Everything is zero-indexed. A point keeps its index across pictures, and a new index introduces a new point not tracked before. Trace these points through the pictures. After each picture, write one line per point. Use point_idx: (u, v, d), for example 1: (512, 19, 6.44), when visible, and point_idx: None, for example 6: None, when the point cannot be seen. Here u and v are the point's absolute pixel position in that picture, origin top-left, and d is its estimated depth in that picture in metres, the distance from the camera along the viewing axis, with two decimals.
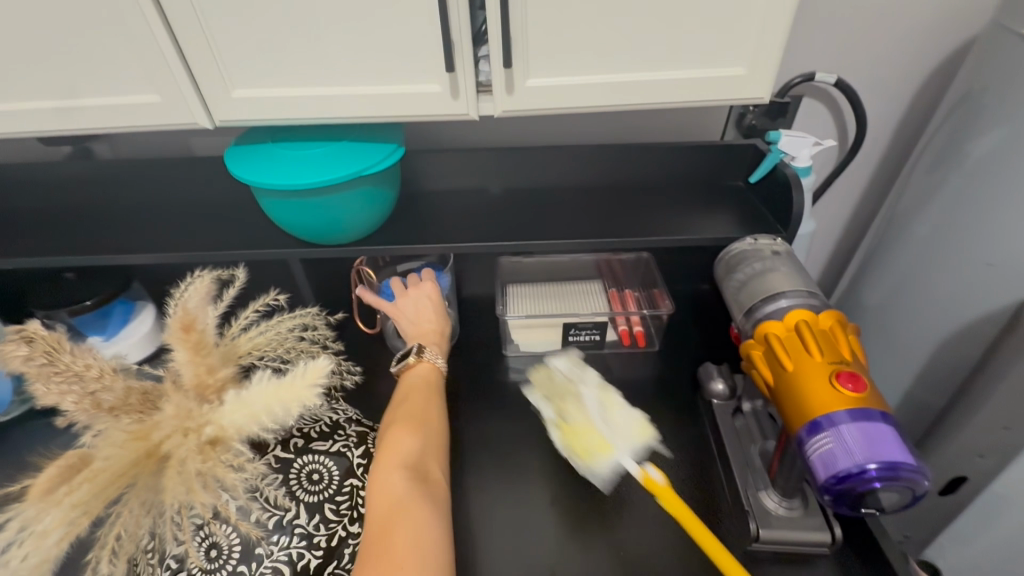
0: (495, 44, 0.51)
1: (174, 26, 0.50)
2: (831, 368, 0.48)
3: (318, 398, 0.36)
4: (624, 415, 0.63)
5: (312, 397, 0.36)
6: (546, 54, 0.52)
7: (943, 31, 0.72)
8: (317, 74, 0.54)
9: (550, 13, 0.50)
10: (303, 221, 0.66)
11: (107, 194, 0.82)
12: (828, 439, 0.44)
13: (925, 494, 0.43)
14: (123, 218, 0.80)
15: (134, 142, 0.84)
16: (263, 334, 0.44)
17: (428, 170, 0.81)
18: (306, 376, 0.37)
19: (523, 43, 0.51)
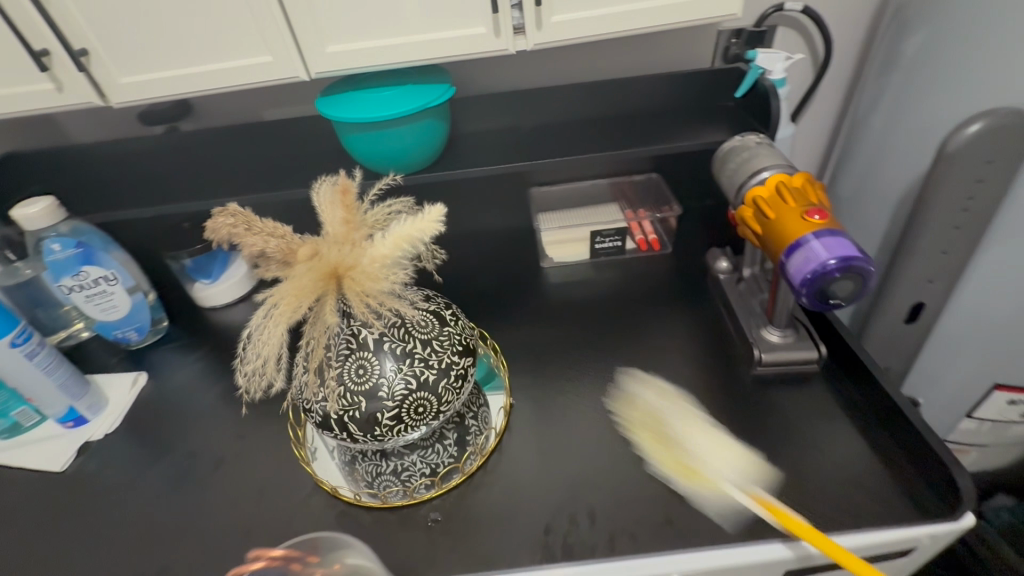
0: None
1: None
2: (802, 209, 0.64)
3: (440, 230, 0.52)
4: (719, 453, 0.65)
5: (438, 227, 0.52)
6: None
7: None
8: (391, 28, 0.70)
9: None
10: (376, 150, 0.83)
11: (202, 161, 0.99)
12: (805, 252, 0.60)
13: (872, 279, 0.59)
14: (221, 177, 0.97)
15: (218, 116, 1.00)
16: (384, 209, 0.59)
17: (467, 114, 0.97)
18: (431, 216, 0.52)
19: None
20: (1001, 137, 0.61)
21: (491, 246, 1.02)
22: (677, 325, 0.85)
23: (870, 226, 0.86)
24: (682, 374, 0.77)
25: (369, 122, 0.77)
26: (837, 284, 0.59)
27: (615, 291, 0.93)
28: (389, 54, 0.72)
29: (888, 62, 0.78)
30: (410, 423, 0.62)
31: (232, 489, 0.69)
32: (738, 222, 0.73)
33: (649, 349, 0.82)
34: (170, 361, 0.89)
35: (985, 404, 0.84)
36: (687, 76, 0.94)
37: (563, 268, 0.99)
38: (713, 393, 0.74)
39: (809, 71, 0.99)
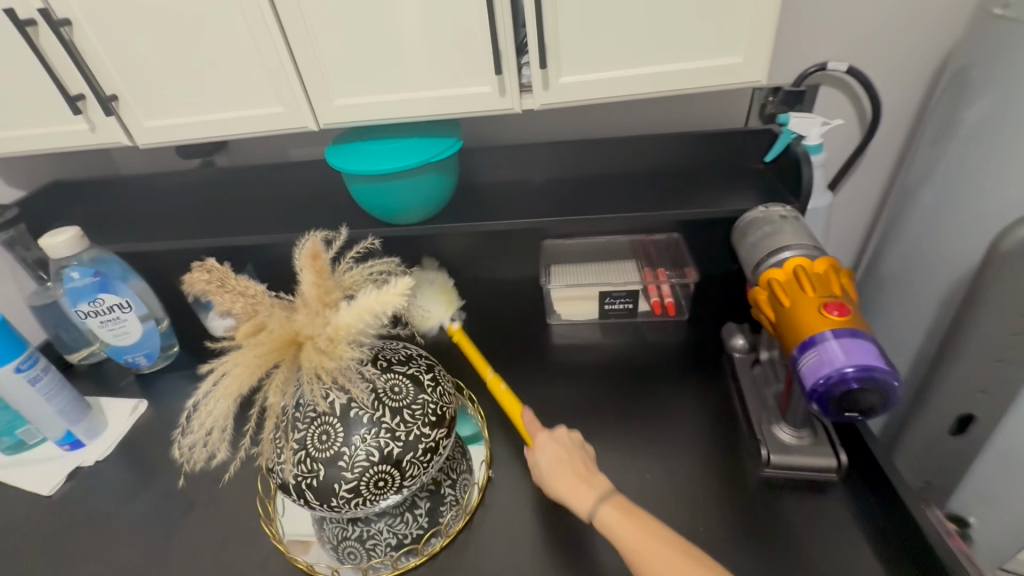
0: (533, 51, 0.65)
1: (296, 55, 0.68)
2: (821, 301, 0.57)
3: (406, 303, 0.50)
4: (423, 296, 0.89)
5: (403, 301, 0.49)
6: (573, 57, 0.65)
7: (947, 17, 0.78)
8: (397, 85, 0.70)
9: (577, 24, 0.63)
10: (382, 199, 0.82)
11: (229, 195, 1.02)
12: (817, 352, 0.53)
13: (897, 392, 0.51)
14: (241, 213, 1.00)
15: (248, 153, 1.04)
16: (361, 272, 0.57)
17: (483, 163, 0.95)
18: (398, 288, 0.49)
19: (556, 48, 0.64)
20: None
21: (498, 297, 0.99)
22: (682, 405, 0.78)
23: (915, 314, 0.76)
24: (681, 465, 0.70)
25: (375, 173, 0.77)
26: (853, 394, 0.51)
27: (622, 359, 0.87)
28: (394, 108, 0.71)
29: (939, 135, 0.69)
30: (371, 496, 0.58)
31: (196, 537, 0.68)
32: (753, 304, 0.66)
33: (648, 429, 0.75)
34: (171, 390, 0.91)
35: None
36: (715, 136, 0.89)
37: (571, 327, 0.94)
38: (714, 493, 0.66)
39: (855, 134, 0.90)
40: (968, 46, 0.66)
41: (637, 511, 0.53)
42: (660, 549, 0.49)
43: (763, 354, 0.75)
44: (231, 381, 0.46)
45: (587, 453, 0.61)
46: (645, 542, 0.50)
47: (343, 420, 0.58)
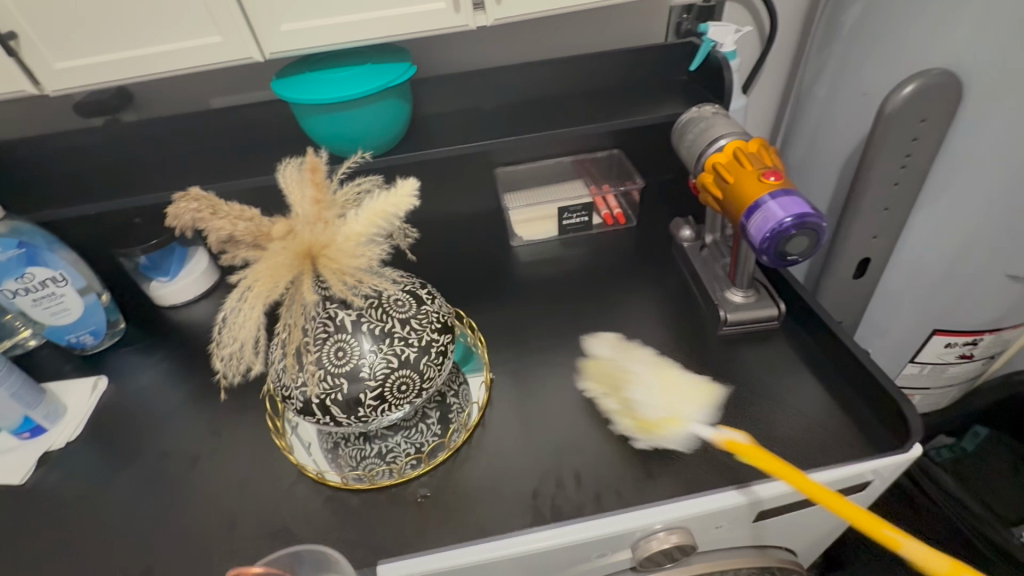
0: None
1: None
2: (759, 172, 0.67)
3: (415, 204, 0.52)
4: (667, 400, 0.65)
5: (412, 201, 0.52)
6: None
7: None
8: (346, 6, 0.68)
9: None
10: (337, 131, 0.81)
11: (149, 153, 0.94)
12: (763, 212, 0.63)
13: (825, 234, 0.63)
14: (171, 170, 0.92)
15: (162, 106, 0.95)
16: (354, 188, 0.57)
17: (429, 94, 0.96)
18: (406, 189, 0.52)
19: None
20: (934, 96, 0.66)
21: (460, 228, 1.02)
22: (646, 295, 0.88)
23: (819, 190, 0.91)
24: (653, 339, 0.81)
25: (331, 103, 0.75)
26: (792, 241, 0.63)
27: (585, 266, 0.95)
28: (345, 31, 0.70)
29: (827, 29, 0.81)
30: (394, 402, 0.62)
31: (211, 486, 0.68)
32: (699, 189, 0.76)
33: (620, 318, 0.85)
34: (130, 364, 0.85)
35: (925, 348, 0.92)
36: (642, 51, 0.96)
37: (533, 246, 1.00)
38: (684, 355, 0.78)
39: (757, 44, 1.03)
40: None
41: None
42: None
43: (708, 238, 0.86)
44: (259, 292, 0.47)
45: None
46: None
47: (356, 335, 0.60)
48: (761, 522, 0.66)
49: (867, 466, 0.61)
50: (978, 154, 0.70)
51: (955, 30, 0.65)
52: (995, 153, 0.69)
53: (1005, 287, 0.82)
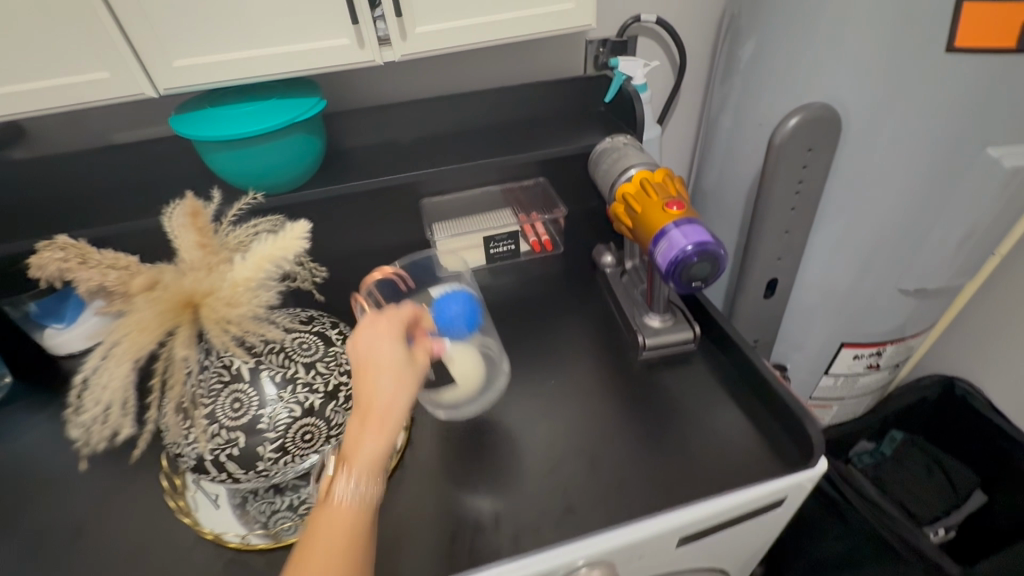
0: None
1: (116, 10, 0.61)
2: (663, 201, 0.69)
3: (306, 246, 0.50)
4: (465, 248, 0.96)
5: (304, 244, 0.50)
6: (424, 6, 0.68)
7: None
8: (244, 41, 0.67)
9: None
10: (244, 168, 0.77)
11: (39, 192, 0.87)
12: (668, 241, 0.65)
13: (725, 260, 0.65)
14: (65, 210, 0.86)
15: (60, 144, 0.90)
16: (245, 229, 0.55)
17: (349, 128, 0.94)
18: (295, 231, 0.50)
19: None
20: (817, 128, 0.70)
21: (387, 261, 1.00)
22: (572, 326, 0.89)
23: (731, 214, 0.95)
24: (578, 367, 0.81)
25: (235, 139, 0.72)
26: (694, 268, 0.65)
27: (513, 296, 0.95)
28: (243, 67, 0.68)
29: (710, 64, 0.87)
30: (298, 452, 0.58)
31: (96, 558, 0.61)
32: (614, 219, 0.78)
33: (545, 346, 0.85)
34: (13, 423, 0.78)
35: (836, 360, 0.98)
36: (560, 84, 0.99)
37: (462, 276, 1.00)
38: (608, 383, 0.78)
39: (670, 77, 1.08)
40: None
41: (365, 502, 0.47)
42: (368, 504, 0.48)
43: (629, 263, 0.89)
44: (127, 347, 0.44)
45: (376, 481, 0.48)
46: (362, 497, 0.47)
47: (254, 384, 0.56)
48: (683, 549, 0.66)
49: (782, 483, 0.64)
50: (861, 181, 0.76)
51: (830, 68, 0.70)
52: (875, 179, 0.75)
53: (897, 300, 0.88)
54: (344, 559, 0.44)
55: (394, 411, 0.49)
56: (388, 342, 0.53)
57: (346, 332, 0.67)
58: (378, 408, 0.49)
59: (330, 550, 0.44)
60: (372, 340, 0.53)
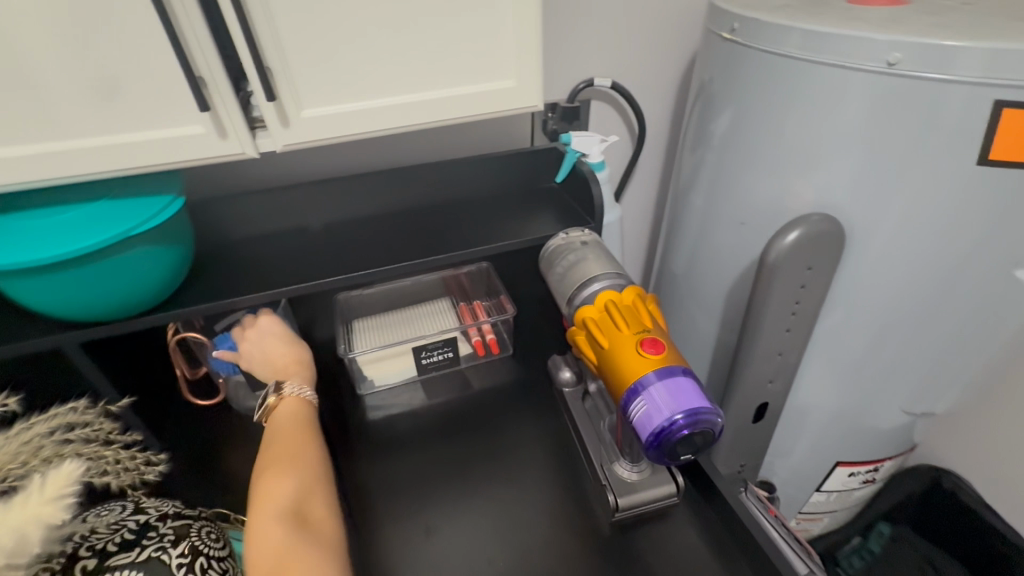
0: (255, 79, 0.50)
1: None
2: (637, 338, 0.53)
3: (67, 510, 0.33)
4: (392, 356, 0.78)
5: (59, 511, 0.32)
6: (312, 84, 0.52)
7: (676, 42, 0.86)
8: (44, 129, 0.46)
9: (307, 45, 0.50)
10: (53, 302, 0.56)
11: None
12: (643, 402, 0.50)
13: (722, 428, 0.50)
14: None
15: None
16: (3, 448, 0.38)
17: (235, 216, 0.74)
18: (48, 487, 0.32)
19: (287, 72, 0.51)
20: (818, 243, 0.57)
21: None
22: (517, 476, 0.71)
23: (703, 314, 0.81)
24: (534, 533, 0.62)
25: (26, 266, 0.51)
26: (683, 440, 0.49)
27: (451, 422, 0.76)
28: (47, 165, 0.48)
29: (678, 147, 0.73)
30: None
31: None
32: (574, 343, 0.61)
33: (490, 499, 0.65)
34: None
35: (829, 478, 0.86)
36: (500, 161, 0.83)
37: (387, 394, 0.80)
38: (573, 559, 0.59)
39: (626, 146, 0.95)
40: (705, 62, 0.68)
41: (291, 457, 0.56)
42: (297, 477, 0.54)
43: (591, 385, 0.72)
44: None
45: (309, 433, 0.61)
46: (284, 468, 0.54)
47: None
48: None
49: None
50: (867, 288, 0.62)
51: (822, 168, 0.58)
52: (877, 293, 0.62)
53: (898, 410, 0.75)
54: (300, 439, 0.59)
55: (301, 364, 0.69)
56: (268, 326, 0.71)
57: (198, 541, 0.48)
58: (294, 361, 0.69)
59: (289, 438, 0.59)
60: (259, 333, 0.70)
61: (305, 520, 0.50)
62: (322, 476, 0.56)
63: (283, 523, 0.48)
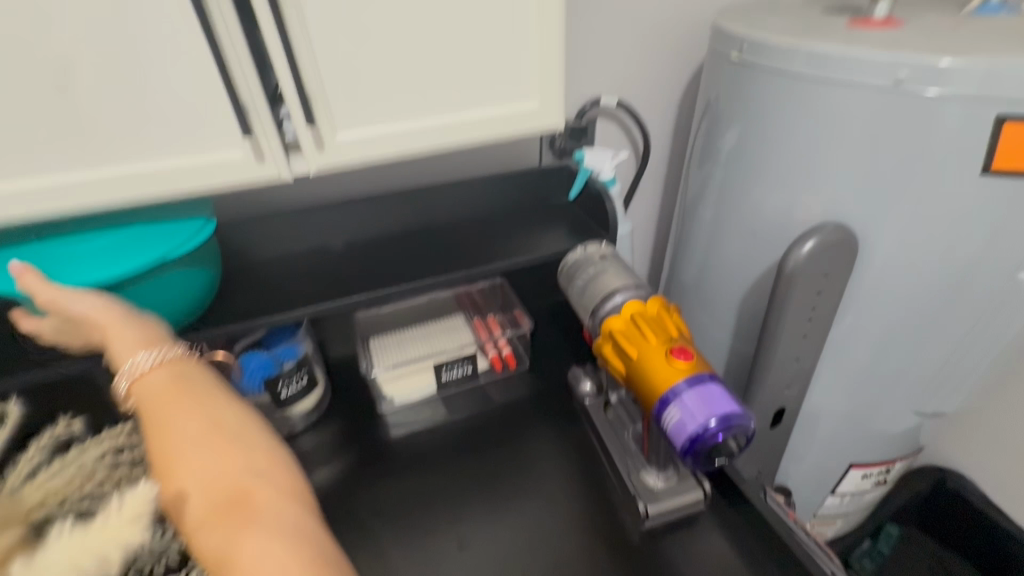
0: (540, 75, 0.64)
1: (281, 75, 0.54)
2: (664, 348, 0.59)
3: (147, 526, 0.32)
4: None
5: (136, 532, 0.31)
6: (542, 84, 0.64)
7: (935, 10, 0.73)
8: (422, 108, 0.61)
9: (537, 45, 0.62)
10: (185, 296, 0.68)
11: None
12: (676, 408, 0.55)
13: (754, 431, 0.55)
14: None
15: None
16: (61, 473, 0.38)
17: (458, 199, 0.92)
18: (127, 509, 0.31)
19: (524, 69, 0.63)
20: None
21: (502, 341, 0.91)
22: (657, 468, 0.71)
23: (928, 339, 0.75)
24: None
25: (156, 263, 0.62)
26: (719, 446, 0.55)
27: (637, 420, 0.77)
28: (371, 147, 0.60)
29: (977, 118, 0.57)
30: None
31: None
32: (621, 357, 0.63)
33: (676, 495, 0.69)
34: None
35: None
36: (724, 158, 0.78)
37: (576, 374, 0.87)
38: None
39: None
40: (960, 49, 0.58)
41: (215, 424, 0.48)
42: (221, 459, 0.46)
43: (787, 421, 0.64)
44: None
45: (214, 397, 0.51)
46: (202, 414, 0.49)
47: None
48: None
49: None
50: None
51: None
52: None
53: None
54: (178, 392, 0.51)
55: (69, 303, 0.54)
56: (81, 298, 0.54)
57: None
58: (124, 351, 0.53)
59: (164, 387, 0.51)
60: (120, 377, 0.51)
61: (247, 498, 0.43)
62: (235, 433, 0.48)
63: (203, 458, 0.45)
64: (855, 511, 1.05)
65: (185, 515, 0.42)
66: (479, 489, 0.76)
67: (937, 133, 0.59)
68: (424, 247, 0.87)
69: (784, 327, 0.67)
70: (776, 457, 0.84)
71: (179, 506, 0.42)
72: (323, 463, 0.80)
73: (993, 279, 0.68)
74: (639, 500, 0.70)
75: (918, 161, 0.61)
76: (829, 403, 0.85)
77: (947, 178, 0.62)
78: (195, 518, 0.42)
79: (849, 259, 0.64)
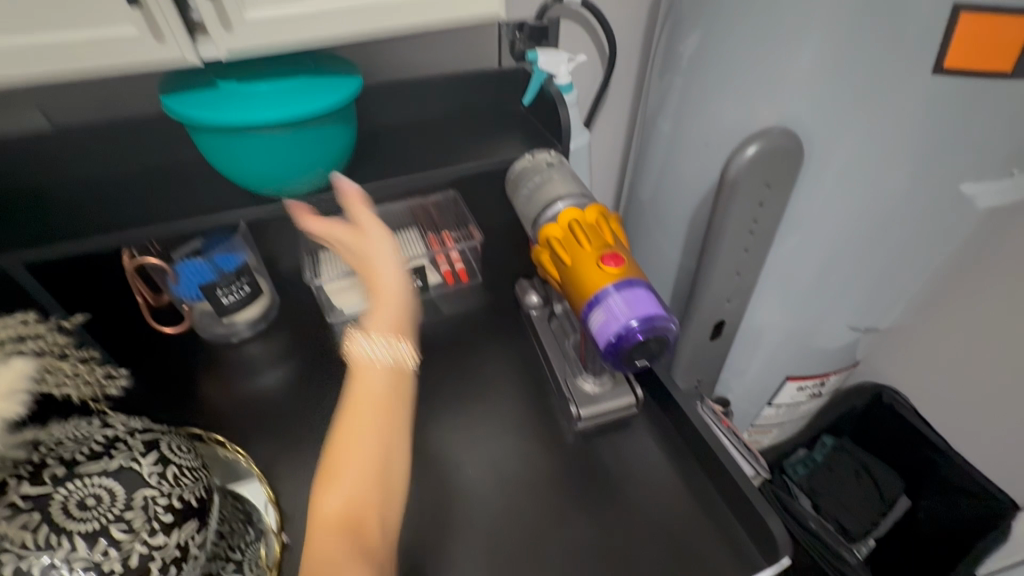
0: None
1: None
2: (598, 254, 0.58)
3: (26, 403, 0.36)
4: None
5: (15, 407, 0.35)
6: None
7: None
8: None
9: None
10: (324, 156, 0.69)
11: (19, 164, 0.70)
12: (602, 311, 0.55)
13: (675, 335, 0.56)
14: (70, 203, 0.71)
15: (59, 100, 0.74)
16: None
17: (408, 102, 0.86)
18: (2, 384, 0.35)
19: None
20: None
21: (450, 255, 0.91)
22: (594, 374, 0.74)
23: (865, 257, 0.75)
24: None
25: (313, 114, 0.62)
26: (640, 346, 0.56)
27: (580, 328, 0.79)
28: (283, 29, 0.55)
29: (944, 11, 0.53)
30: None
31: None
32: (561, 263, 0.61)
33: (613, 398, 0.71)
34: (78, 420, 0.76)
35: None
36: (681, 59, 0.74)
37: (525, 287, 0.87)
38: None
39: None
40: None
41: (384, 423, 0.49)
42: (370, 486, 0.46)
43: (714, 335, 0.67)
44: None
45: (396, 400, 0.51)
46: (385, 417, 0.50)
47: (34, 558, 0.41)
48: None
49: None
50: None
51: None
52: None
53: None
54: (384, 392, 0.51)
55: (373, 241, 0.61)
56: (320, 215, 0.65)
57: (167, 451, 0.51)
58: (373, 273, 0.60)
59: (374, 368, 0.52)
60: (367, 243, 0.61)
61: (358, 533, 0.44)
62: (394, 446, 0.49)
63: (365, 440, 0.47)
64: (790, 421, 1.11)
65: (325, 478, 0.46)
66: (424, 394, 0.78)
67: (900, 28, 0.55)
68: (372, 154, 0.83)
69: (724, 241, 0.67)
70: (717, 368, 0.87)
71: (330, 482, 0.46)
72: (269, 369, 0.80)
73: (934, 193, 0.67)
74: (574, 404, 0.73)
75: (879, 61, 0.58)
76: (771, 319, 0.87)
77: (897, 87, 0.59)
78: (324, 518, 0.44)
79: (792, 168, 0.62)
